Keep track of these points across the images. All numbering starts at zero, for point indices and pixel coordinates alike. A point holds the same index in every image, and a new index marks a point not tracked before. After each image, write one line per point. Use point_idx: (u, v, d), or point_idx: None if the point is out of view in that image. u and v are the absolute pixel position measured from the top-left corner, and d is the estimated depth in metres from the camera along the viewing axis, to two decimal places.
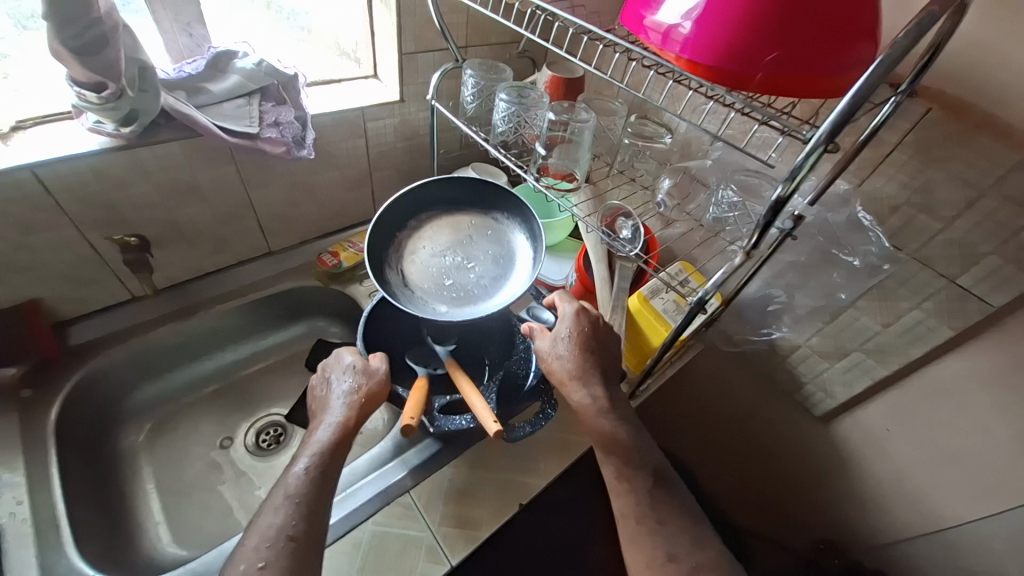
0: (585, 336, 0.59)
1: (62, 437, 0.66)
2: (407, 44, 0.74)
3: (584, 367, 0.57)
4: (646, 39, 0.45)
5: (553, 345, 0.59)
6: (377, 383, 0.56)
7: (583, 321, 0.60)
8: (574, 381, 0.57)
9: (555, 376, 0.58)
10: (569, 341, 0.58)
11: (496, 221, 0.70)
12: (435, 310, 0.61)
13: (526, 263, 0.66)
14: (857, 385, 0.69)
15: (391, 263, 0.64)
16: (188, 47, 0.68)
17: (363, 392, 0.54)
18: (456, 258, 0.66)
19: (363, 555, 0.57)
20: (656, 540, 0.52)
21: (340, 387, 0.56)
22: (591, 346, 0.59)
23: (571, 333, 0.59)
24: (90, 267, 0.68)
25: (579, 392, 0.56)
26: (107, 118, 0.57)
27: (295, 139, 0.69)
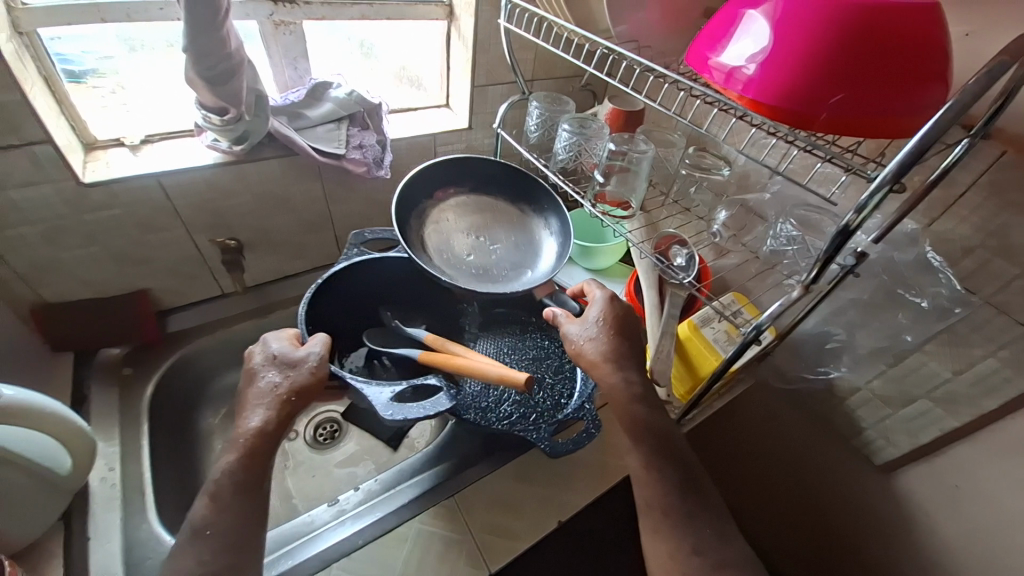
0: (614, 319, 0.61)
1: (153, 413, 0.74)
2: (480, 78, 0.81)
3: (615, 347, 0.59)
4: (709, 78, 0.48)
5: (583, 326, 0.61)
6: (314, 373, 0.54)
7: (614, 306, 0.62)
8: (608, 364, 0.57)
9: (586, 359, 0.59)
10: (600, 323, 0.60)
11: (525, 215, 0.76)
12: (457, 278, 0.66)
13: (545, 255, 0.73)
14: (924, 434, 0.66)
15: (420, 229, 0.70)
16: (292, 78, 0.77)
17: (292, 386, 0.53)
18: (481, 239, 0.73)
19: (408, 550, 0.60)
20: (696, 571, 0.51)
21: (269, 377, 0.54)
22: (622, 329, 0.60)
23: (603, 317, 0.61)
24: (192, 264, 0.78)
25: (614, 376, 0.56)
26: (224, 136, 0.67)
27: (375, 160, 0.76)
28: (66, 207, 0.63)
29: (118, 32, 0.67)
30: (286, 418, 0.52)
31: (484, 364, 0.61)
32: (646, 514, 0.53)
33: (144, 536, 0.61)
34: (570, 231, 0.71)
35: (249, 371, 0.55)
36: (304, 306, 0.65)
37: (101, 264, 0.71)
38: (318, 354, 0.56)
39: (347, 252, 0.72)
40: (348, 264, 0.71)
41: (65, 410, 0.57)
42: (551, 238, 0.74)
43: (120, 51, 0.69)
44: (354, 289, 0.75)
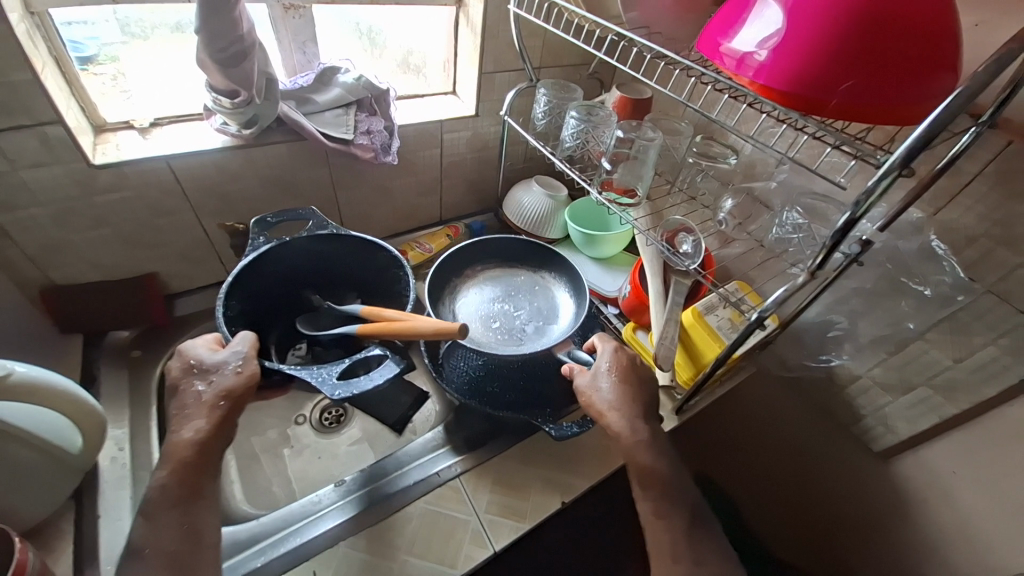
0: (625, 371, 0.60)
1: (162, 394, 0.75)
2: (487, 64, 0.80)
3: (625, 398, 0.58)
4: (720, 64, 0.48)
5: (592, 376, 0.60)
6: (242, 374, 0.52)
7: (621, 357, 0.62)
8: (615, 413, 0.57)
9: (595, 409, 0.58)
10: (609, 375, 0.60)
11: (545, 280, 0.82)
12: (483, 343, 0.72)
13: (565, 315, 0.77)
14: (922, 422, 0.67)
15: (450, 301, 0.78)
16: (300, 63, 0.78)
17: (222, 391, 0.51)
18: (506, 306, 0.78)
19: (414, 529, 0.61)
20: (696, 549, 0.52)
21: (195, 386, 0.52)
22: (633, 380, 0.60)
23: (611, 367, 0.60)
24: (201, 248, 0.78)
25: (621, 424, 0.56)
26: (233, 120, 0.67)
27: (382, 146, 0.76)
28: (76, 188, 0.64)
29: (118, 13, 0.66)
30: (223, 423, 0.51)
31: (416, 325, 0.58)
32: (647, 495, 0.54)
33: None
34: (582, 284, 0.76)
35: (173, 384, 0.53)
36: (219, 308, 0.60)
37: (110, 247, 0.71)
38: (243, 353, 0.54)
39: (253, 242, 0.66)
40: (255, 256, 0.65)
41: (73, 387, 0.57)
42: (565, 294, 0.79)
43: (119, 35, 0.68)
44: (273, 275, 0.70)
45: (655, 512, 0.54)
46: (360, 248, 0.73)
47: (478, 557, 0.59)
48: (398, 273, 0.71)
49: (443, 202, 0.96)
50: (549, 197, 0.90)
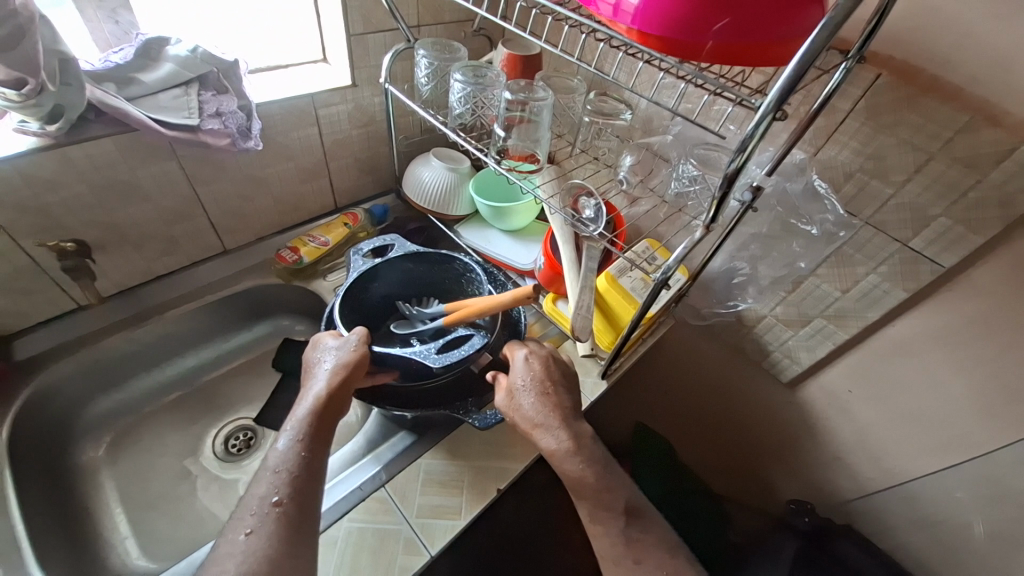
0: (543, 379, 0.59)
1: (16, 456, 0.61)
2: (355, 24, 0.70)
3: (549, 411, 0.57)
4: (596, 11, 0.44)
5: (510, 388, 0.59)
6: (356, 351, 0.56)
7: (535, 366, 0.60)
8: (540, 428, 0.56)
9: (520, 425, 0.58)
10: (528, 391, 0.58)
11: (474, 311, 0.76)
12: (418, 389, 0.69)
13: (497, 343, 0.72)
14: (820, 349, 0.71)
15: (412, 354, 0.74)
16: (115, 35, 0.63)
17: (344, 361, 0.55)
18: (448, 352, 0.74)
19: (340, 553, 0.55)
20: (624, 520, 0.53)
21: (324, 355, 0.57)
22: (552, 386, 0.59)
23: (528, 383, 0.59)
24: (27, 277, 0.63)
25: (546, 438, 0.56)
26: (30, 116, 0.53)
27: (240, 130, 0.65)
28: None
29: None
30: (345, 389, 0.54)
31: (496, 297, 0.62)
32: (578, 478, 0.54)
33: None
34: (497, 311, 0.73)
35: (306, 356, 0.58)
36: (336, 313, 0.65)
37: None
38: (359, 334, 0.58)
39: (352, 265, 0.71)
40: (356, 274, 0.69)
41: None
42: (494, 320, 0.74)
43: None
44: (375, 296, 0.73)
45: (586, 493, 0.54)
46: (440, 261, 0.74)
47: (414, 566, 0.54)
48: (470, 276, 0.73)
49: (333, 187, 0.86)
50: (451, 170, 0.83)
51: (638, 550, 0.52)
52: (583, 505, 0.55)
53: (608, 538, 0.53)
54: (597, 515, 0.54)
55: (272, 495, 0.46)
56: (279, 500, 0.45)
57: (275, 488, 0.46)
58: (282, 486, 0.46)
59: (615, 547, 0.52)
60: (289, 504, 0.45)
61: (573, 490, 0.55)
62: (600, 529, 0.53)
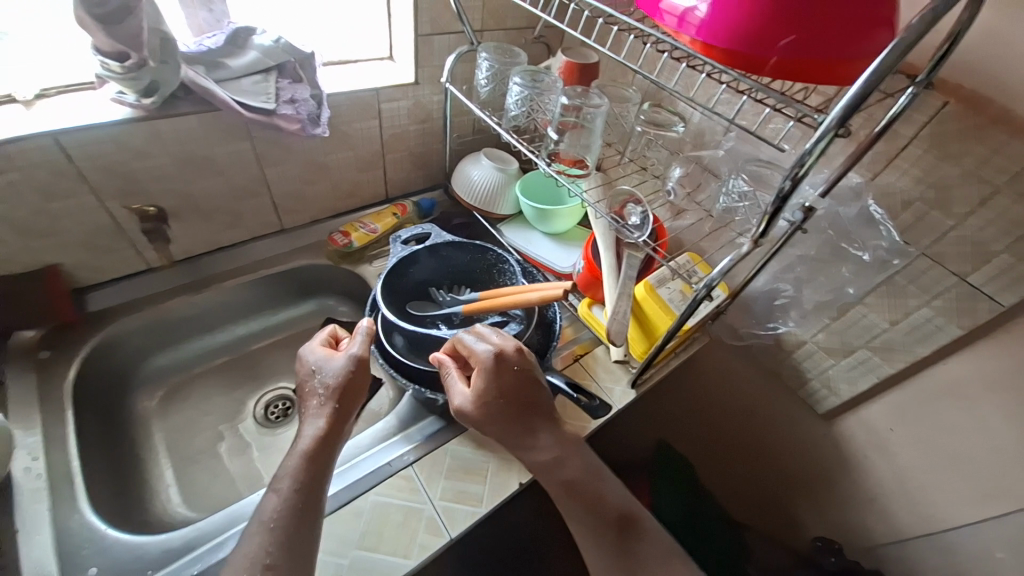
0: (519, 386, 0.56)
1: (79, 397, 0.66)
2: (423, 26, 0.74)
3: (533, 421, 0.57)
4: (662, 22, 0.46)
5: (478, 400, 0.55)
6: (351, 383, 0.58)
7: (507, 371, 0.56)
8: (529, 439, 0.57)
9: (502, 435, 0.56)
10: (503, 400, 0.55)
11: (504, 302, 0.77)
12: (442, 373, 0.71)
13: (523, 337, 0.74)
14: (862, 382, 0.69)
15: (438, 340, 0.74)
16: (207, 22, 0.69)
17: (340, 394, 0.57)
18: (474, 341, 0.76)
19: (365, 523, 0.57)
20: (616, 531, 0.54)
21: (320, 387, 0.58)
22: (526, 395, 0.57)
23: (503, 392, 0.55)
24: (109, 235, 0.69)
25: (536, 449, 0.57)
26: (129, 88, 0.58)
27: (310, 117, 0.69)
28: None
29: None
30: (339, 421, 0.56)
31: (523, 294, 0.65)
32: (568, 487, 0.56)
33: (80, 527, 0.55)
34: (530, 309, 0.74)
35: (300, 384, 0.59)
36: (378, 290, 0.69)
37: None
38: (359, 357, 0.59)
39: (392, 251, 0.74)
40: (398, 259, 0.74)
41: None
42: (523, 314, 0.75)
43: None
44: (412, 281, 0.76)
45: (578, 504, 0.55)
46: (471, 251, 0.77)
47: (433, 547, 0.56)
48: (503, 267, 0.76)
49: (387, 178, 0.90)
50: (499, 170, 0.85)
51: (630, 557, 0.53)
52: (577, 517, 0.55)
53: (596, 549, 0.54)
54: (587, 527, 0.55)
55: (263, 555, 0.46)
56: (269, 561, 0.45)
57: (266, 547, 0.46)
58: (273, 545, 0.46)
59: (604, 555, 0.53)
60: (279, 564, 0.45)
61: (566, 499, 0.56)
62: (591, 539, 0.54)
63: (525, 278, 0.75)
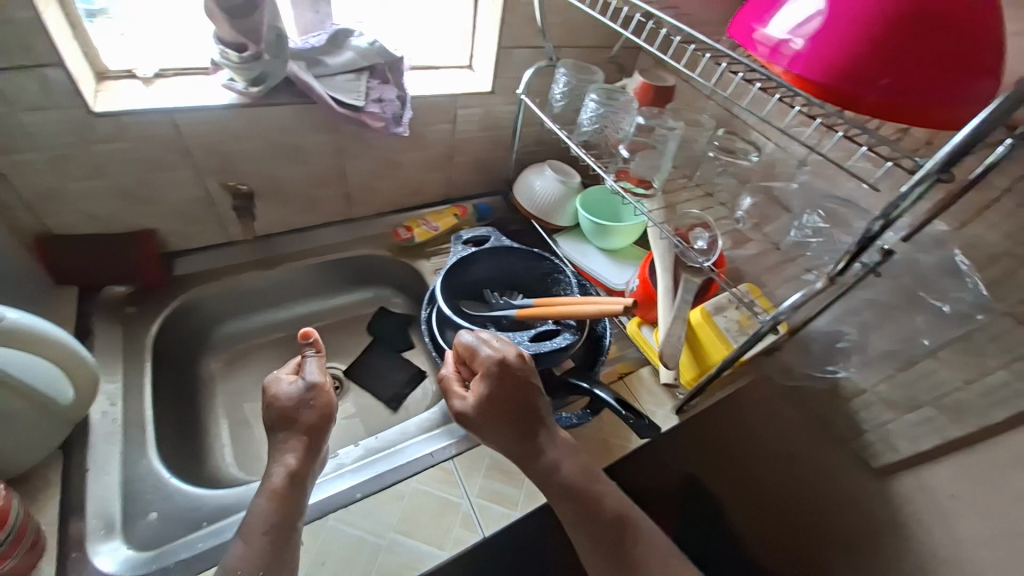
0: (520, 390, 0.59)
1: (156, 353, 0.72)
2: (506, 39, 0.77)
3: (532, 426, 0.59)
4: (753, 52, 0.46)
5: (482, 401, 0.59)
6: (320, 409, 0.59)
7: (508, 376, 0.59)
8: (528, 442, 0.58)
9: (501, 437, 0.59)
10: (504, 402, 0.58)
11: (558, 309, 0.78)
12: None
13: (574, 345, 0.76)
14: (925, 441, 0.66)
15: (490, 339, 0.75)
16: (313, 22, 0.74)
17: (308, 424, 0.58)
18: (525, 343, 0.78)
19: (404, 507, 0.59)
20: (615, 531, 0.55)
21: (288, 412, 0.58)
22: (524, 400, 0.59)
23: (504, 394, 0.59)
24: (201, 208, 0.74)
25: (535, 451, 0.58)
26: (241, 76, 0.63)
27: (394, 116, 0.73)
28: (71, 135, 0.60)
29: None
30: (307, 455, 0.56)
31: (581, 305, 0.66)
32: (568, 489, 0.56)
33: (145, 473, 0.60)
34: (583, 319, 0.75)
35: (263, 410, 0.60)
36: (438, 285, 0.73)
37: (109, 200, 0.68)
38: (317, 384, 0.61)
39: (454, 250, 0.79)
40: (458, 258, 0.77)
41: (65, 337, 0.54)
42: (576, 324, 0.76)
43: None
44: (468, 281, 0.78)
45: (578, 506, 0.55)
46: (527, 258, 0.79)
47: (466, 542, 0.57)
48: (557, 277, 0.78)
49: (451, 180, 0.93)
50: (561, 182, 0.87)
51: (629, 555, 0.53)
52: (574, 520, 0.55)
53: (593, 547, 0.54)
54: (584, 528, 0.54)
55: None
56: None
57: None
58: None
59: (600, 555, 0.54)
60: None
61: (563, 505, 0.56)
62: (587, 541, 0.54)
63: (579, 290, 0.76)
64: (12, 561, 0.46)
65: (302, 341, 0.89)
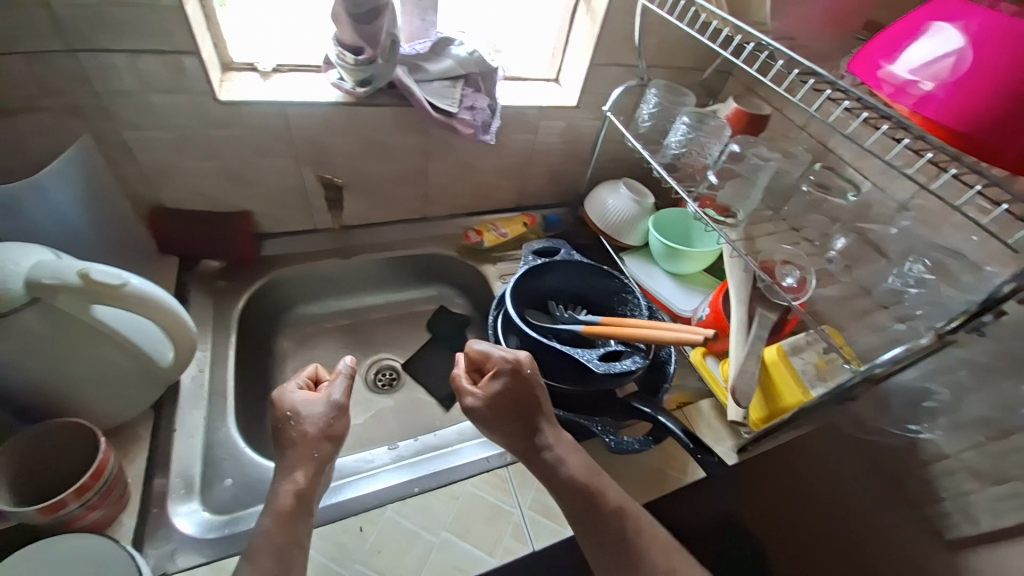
0: (523, 390, 0.61)
1: (240, 326, 0.76)
2: (599, 56, 0.77)
3: (535, 423, 0.61)
4: (875, 88, 0.47)
5: (486, 398, 0.61)
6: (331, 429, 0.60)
7: (511, 375, 0.61)
8: (529, 438, 0.60)
9: (503, 432, 0.61)
10: (507, 398, 0.61)
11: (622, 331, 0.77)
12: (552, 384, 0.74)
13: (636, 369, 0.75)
14: (1009, 519, 0.59)
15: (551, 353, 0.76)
16: (419, 29, 0.73)
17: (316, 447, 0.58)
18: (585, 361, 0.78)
19: (458, 508, 0.60)
20: (617, 532, 0.54)
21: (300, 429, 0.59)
22: (528, 399, 0.61)
23: (508, 391, 0.61)
24: (294, 195, 0.79)
25: (536, 446, 0.60)
26: (352, 77, 0.67)
27: (483, 124, 0.75)
28: (195, 120, 0.66)
29: None
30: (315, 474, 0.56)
31: (655, 331, 0.65)
32: (571, 486, 0.57)
33: (224, 440, 0.64)
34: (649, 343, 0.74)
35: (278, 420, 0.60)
36: (508, 291, 0.74)
37: (217, 180, 0.73)
38: (338, 402, 0.62)
39: (524, 260, 0.80)
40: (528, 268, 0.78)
41: (168, 302, 0.53)
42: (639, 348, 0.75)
43: None
44: (535, 291, 0.79)
45: (577, 503, 0.56)
46: (596, 275, 0.79)
47: (516, 552, 0.57)
48: (625, 296, 0.77)
49: (523, 189, 0.95)
50: (635, 202, 0.86)
51: (635, 551, 0.53)
52: (575, 516, 0.56)
53: (594, 542, 0.54)
54: (586, 527, 0.55)
55: None
56: None
57: None
58: None
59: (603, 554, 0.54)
60: None
61: (565, 499, 0.57)
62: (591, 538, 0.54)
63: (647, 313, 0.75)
64: (97, 513, 0.51)
65: (365, 330, 0.92)
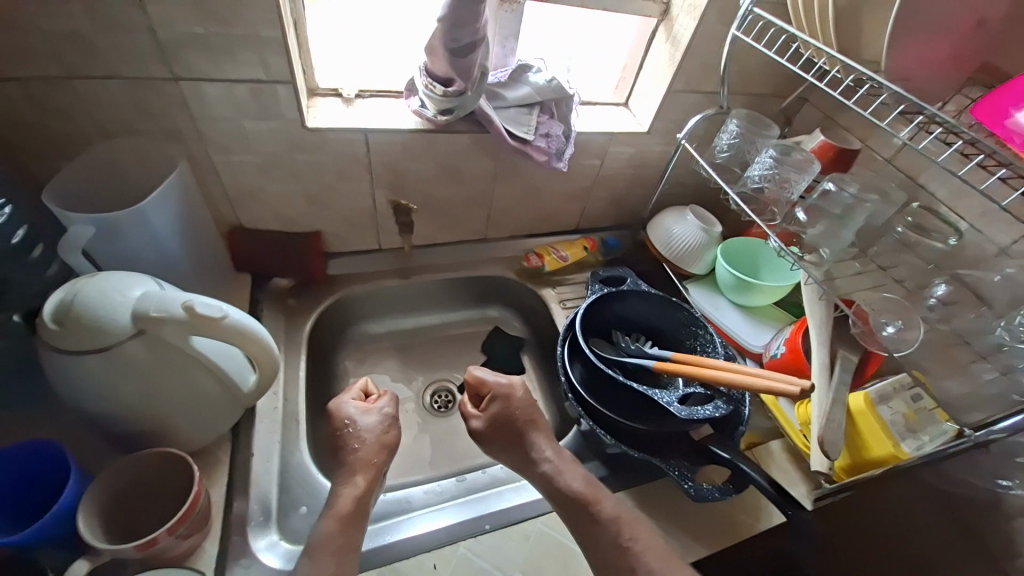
0: (519, 411, 0.64)
1: (307, 346, 0.77)
2: (678, 83, 0.75)
3: (534, 440, 0.63)
4: (1003, 138, 0.46)
5: (485, 419, 0.64)
6: (384, 437, 0.61)
7: (505, 396, 0.65)
8: (528, 454, 0.62)
9: (503, 450, 0.63)
10: (505, 418, 0.64)
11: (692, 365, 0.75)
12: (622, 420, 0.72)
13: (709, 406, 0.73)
14: None
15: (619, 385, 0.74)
16: (498, 56, 0.76)
17: (372, 456, 0.59)
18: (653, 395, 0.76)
19: (530, 548, 0.60)
20: (618, 542, 0.54)
21: (354, 444, 0.59)
22: (523, 418, 0.64)
23: (505, 410, 0.64)
24: (363, 217, 0.79)
25: (533, 459, 0.61)
26: (435, 105, 0.66)
27: (557, 151, 0.75)
28: (282, 145, 0.66)
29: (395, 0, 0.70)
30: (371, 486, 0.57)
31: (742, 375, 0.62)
32: (572, 498, 0.57)
33: (297, 465, 0.65)
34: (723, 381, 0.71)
35: (337, 437, 0.60)
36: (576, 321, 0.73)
37: (294, 202, 0.74)
38: (389, 414, 0.63)
39: (590, 288, 0.79)
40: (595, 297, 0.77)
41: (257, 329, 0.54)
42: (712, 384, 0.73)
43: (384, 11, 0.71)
44: (601, 321, 0.78)
45: (573, 512, 0.56)
46: (664, 307, 0.77)
47: None
48: (695, 330, 0.75)
49: (584, 212, 0.93)
50: (703, 231, 0.84)
51: (629, 558, 0.53)
52: (573, 524, 0.56)
53: (592, 554, 0.54)
54: (589, 538, 0.55)
55: None
56: None
57: None
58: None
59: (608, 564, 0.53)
60: None
61: (561, 508, 0.58)
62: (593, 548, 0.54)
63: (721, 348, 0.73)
64: (189, 542, 0.52)
65: (420, 350, 0.92)
